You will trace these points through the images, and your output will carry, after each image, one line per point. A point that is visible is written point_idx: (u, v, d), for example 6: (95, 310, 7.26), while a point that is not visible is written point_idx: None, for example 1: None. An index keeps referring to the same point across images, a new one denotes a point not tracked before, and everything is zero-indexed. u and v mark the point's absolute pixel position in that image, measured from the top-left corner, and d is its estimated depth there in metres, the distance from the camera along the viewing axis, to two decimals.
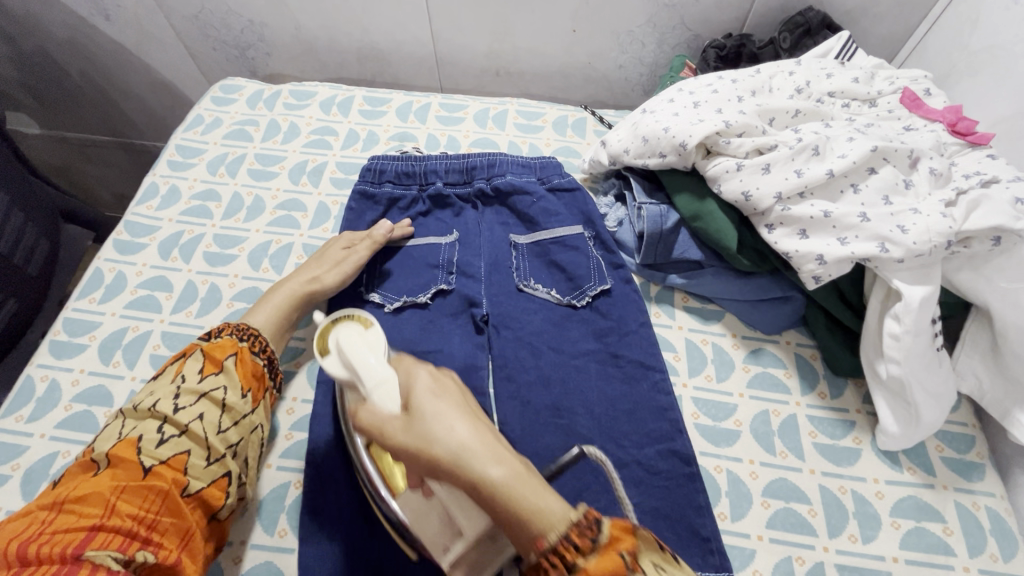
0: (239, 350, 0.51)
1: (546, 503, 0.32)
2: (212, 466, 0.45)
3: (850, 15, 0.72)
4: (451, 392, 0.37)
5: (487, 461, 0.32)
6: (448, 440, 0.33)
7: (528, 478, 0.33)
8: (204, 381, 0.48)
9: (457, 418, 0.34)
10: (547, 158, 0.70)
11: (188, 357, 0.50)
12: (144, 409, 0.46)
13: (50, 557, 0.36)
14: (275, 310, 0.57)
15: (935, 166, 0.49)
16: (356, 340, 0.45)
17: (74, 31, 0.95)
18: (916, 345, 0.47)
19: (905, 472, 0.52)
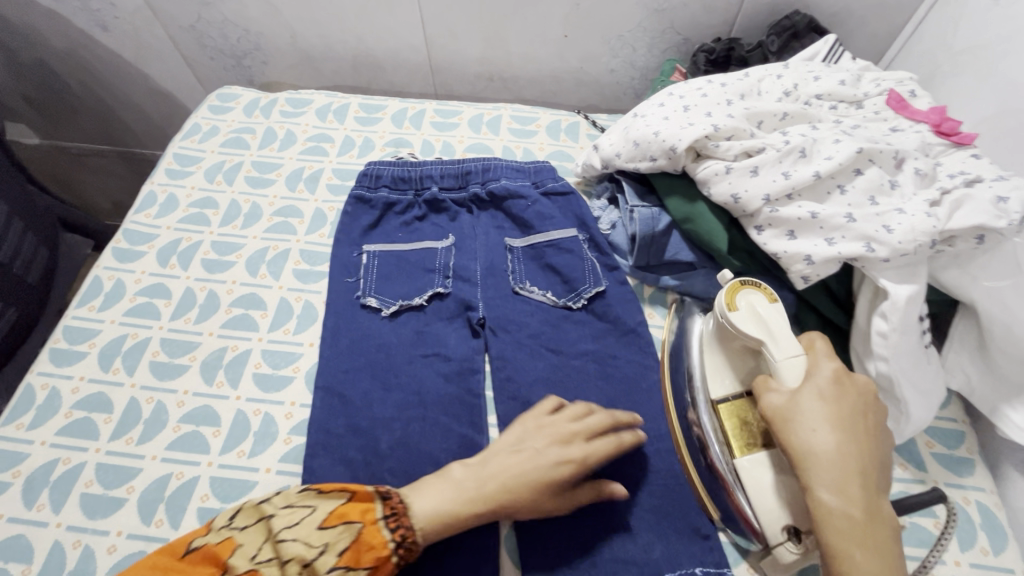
0: (382, 559, 0.44)
1: (857, 554, 0.38)
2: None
3: (836, 18, 0.73)
4: (844, 408, 0.42)
5: (826, 484, 0.40)
6: (812, 439, 0.41)
7: (863, 528, 0.38)
8: (332, 575, 0.42)
9: (824, 426, 0.41)
10: (542, 163, 0.71)
11: (348, 524, 0.44)
12: (281, 553, 0.42)
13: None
14: (443, 502, 0.47)
15: (919, 166, 0.51)
16: (770, 311, 0.48)
17: (71, 42, 0.96)
18: (903, 343, 0.48)
19: (896, 468, 0.53)
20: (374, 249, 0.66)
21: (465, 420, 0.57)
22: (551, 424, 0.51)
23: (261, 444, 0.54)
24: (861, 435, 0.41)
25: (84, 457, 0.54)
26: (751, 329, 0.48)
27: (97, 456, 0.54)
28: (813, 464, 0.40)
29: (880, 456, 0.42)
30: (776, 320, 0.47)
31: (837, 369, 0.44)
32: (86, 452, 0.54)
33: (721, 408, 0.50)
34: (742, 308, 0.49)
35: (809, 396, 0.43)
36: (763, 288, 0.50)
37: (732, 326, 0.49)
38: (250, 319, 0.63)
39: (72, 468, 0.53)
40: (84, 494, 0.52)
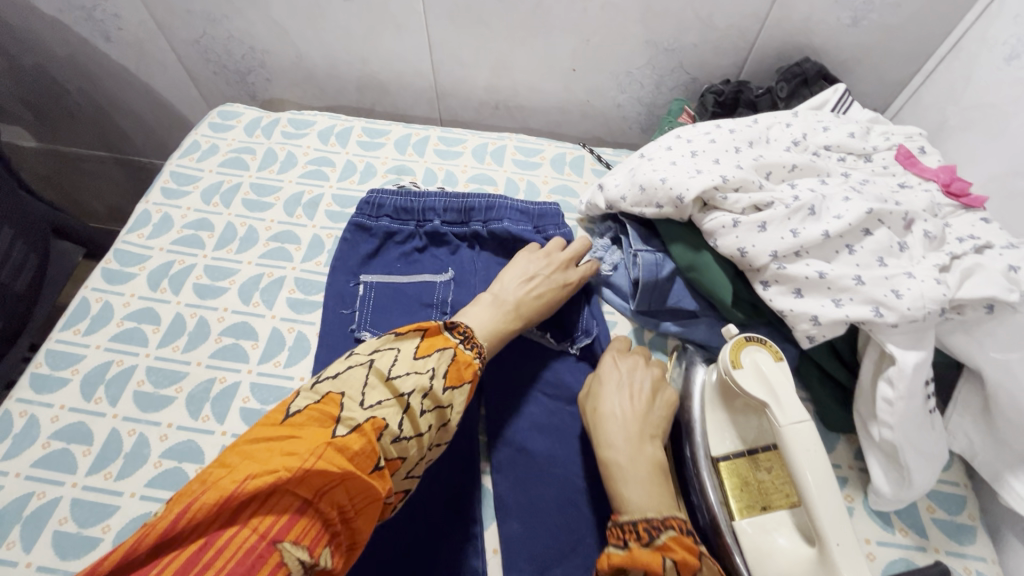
0: (474, 377, 0.50)
1: (631, 492, 0.47)
2: (401, 480, 0.45)
3: (845, 66, 0.73)
4: (636, 386, 0.54)
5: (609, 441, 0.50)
6: (600, 408, 0.53)
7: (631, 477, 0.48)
8: (445, 392, 0.47)
9: (618, 396, 0.53)
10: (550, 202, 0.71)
11: (442, 351, 0.48)
12: (393, 386, 0.44)
13: (257, 523, 0.35)
14: (484, 319, 0.56)
15: (929, 229, 0.50)
16: (778, 373, 0.47)
17: (73, 49, 0.94)
18: (909, 410, 0.47)
19: (897, 533, 0.51)
20: (371, 279, 0.64)
21: (456, 465, 0.55)
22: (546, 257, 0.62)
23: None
24: (644, 405, 0.52)
25: (59, 491, 0.52)
26: (757, 388, 0.47)
27: (73, 491, 0.52)
28: (603, 424, 0.51)
29: (653, 418, 0.52)
30: (780, 383, 0.46)
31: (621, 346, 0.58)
32: (61, 487, 0.52)
33: (722, 466, 0.50)
34: (749, 366, 0.48)
35: (597, 377, 0.56)
36: (768, 344, 0.49)
37: (732, 381, 0.48)
38: (241, 348, 0.61)
39: (46, 504, 0.51)
40: (57, 532, 0.50)
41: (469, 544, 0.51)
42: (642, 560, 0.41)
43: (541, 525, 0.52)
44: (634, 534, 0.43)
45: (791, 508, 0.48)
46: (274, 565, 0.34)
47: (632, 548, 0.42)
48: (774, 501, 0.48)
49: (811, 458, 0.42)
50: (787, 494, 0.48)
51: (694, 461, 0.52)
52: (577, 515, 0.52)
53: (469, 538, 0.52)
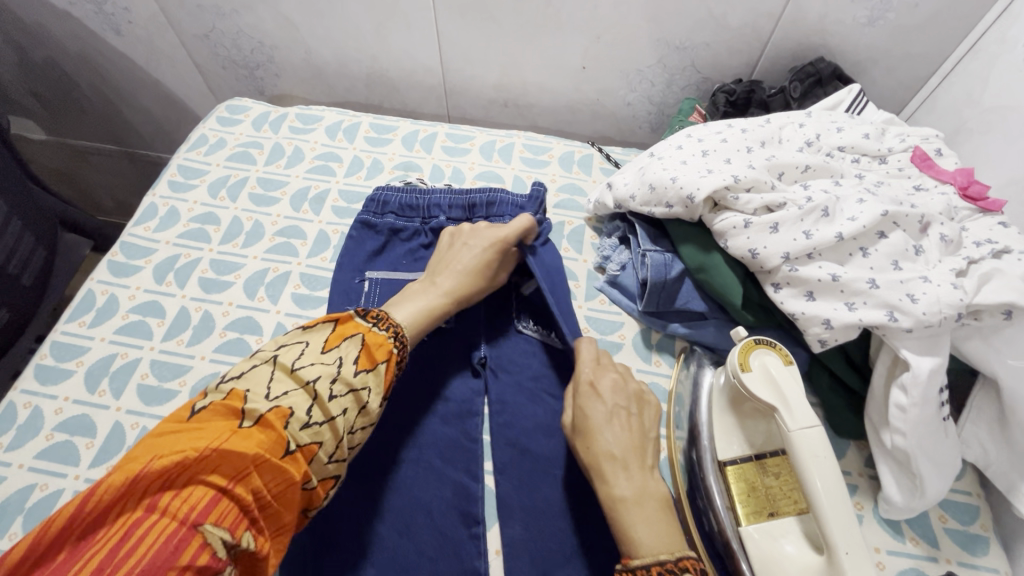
0: (391, 356, 0.48)
1: (640, 533, 0.42)
2: (329, 465, 0.43)
3: (860, 66, 0.72)
4: (625, 411, 0.49)
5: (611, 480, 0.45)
6: (593, 446, 0.47)
7: (641, 515, 0.43)
8: (357, 375, 0.45)
9: (609, 427, 0.48)
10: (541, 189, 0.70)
11: (351, 338, 0.47)
12: (299, 378, 0.43)
13: (175, 512, 0.33)
14: (417, 305, 0.54)
15: (945, 232, 0.49)
16: (787, 376, 0.46)
17: (83, 43, 0.94)
18: (922, 417, 0.46)
19: (908, 543, 0.50)
20: (376, 276, 0.64)
21: (459, 465, 0.55)
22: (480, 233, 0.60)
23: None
24: (635, 431, 0.48)
25: (62, 483, 0.52)
26: (766, 391, 0.46)
27: (75, 484, 0.52)
28: (597, 462, 0.46)
29: (643, 444, 0.48)
30: (790, 385, 0.45)
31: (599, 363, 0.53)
32: (64, 479, 0.52)
33: (730, 471, 0.49)
34: (758, 369, 0.47)
35: (580, 407, 0.50)
36: (777, 348, 0.48)
37: (741, 385, 0.47)
38: (244, 343, 0.61)
39: (49, 495, 0.51)
40: None
41: (471, 545, 0.51)
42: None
43: (545, 527, 0.51)
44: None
45: (799, 514, 0.47)
46: (197, 548, 0.33)
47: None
48: (782, 507, 0.47)
49: (820, 464, 0.41)
50: (795, 501, 0.48)
51: (701, 464, 0.51)
52: (581, 518, 0.51)
53: (471, 539, 0.51)
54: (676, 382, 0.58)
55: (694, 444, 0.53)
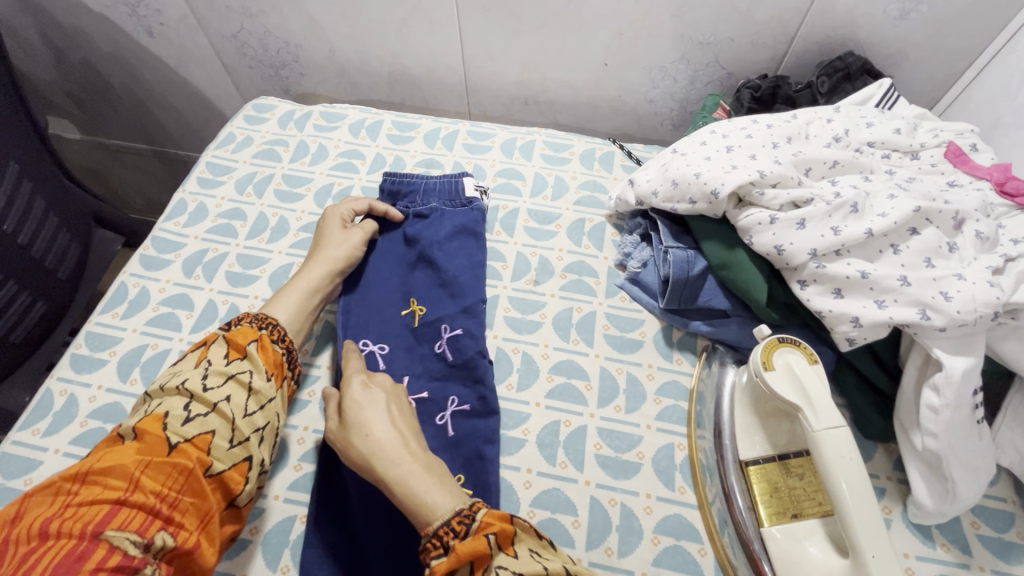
0: (260, 337, 0.52)
1: (433, 497, 0.44)
2: (235, 449, 0.46)
3: (892, 60, 0.70)
4: (397, 405, 0.51)
5: (388, 464, 0.46)
6: (369, 435, 0.47)
7: (427, 481, 0.45)
8: (230, 364, 0.50)
9: (381, 424, 0.48)
10: (416, 181, 0.69)
11: (214, 342, 0.51)
12: (171, 388, 0.47)
13: (70, 532, 0.38)
14: (291, 300, 0.57)
15: (981, 229, 0.47)
16: (813, 376, 0.45)
17: (117, 45, 0.97)
18: (956, 419, 0.44)
19: (938, 549, 0.49)
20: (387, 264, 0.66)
21: None
22: (330, 226, 0.64)
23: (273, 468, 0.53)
24: (404, 418, 0.50)
25: None
26: (790, 391, 0.45)
27: None
28: (373, 455, 0.47)
29: (408, 424, 0.50)
30: (816, 386, 0.44)
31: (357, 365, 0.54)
32: None
33: (752, 472, 0.49)
34: (783, 370, 0.46)
35: (355, 406, 0.50)
36: (802, 347, 0.47)
37: (766, 385, 0.46)
38: None
39: None
40: None
41: None
42: (474, 552, 0.40)
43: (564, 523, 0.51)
44: (453, 533, 0.41)
45: (823, 516, 0.46)
46: (105, 552, 0.38)
47: (455, 547, 0.40)
48: (805, 509, 0.46)
49: (845, 465, 0.40)
50: (820, 503, 0.46)
51: (722, 463, 0.51)
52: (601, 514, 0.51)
53: None
54: (697, 381, 0.57)
55: (715, 445, 0.52)
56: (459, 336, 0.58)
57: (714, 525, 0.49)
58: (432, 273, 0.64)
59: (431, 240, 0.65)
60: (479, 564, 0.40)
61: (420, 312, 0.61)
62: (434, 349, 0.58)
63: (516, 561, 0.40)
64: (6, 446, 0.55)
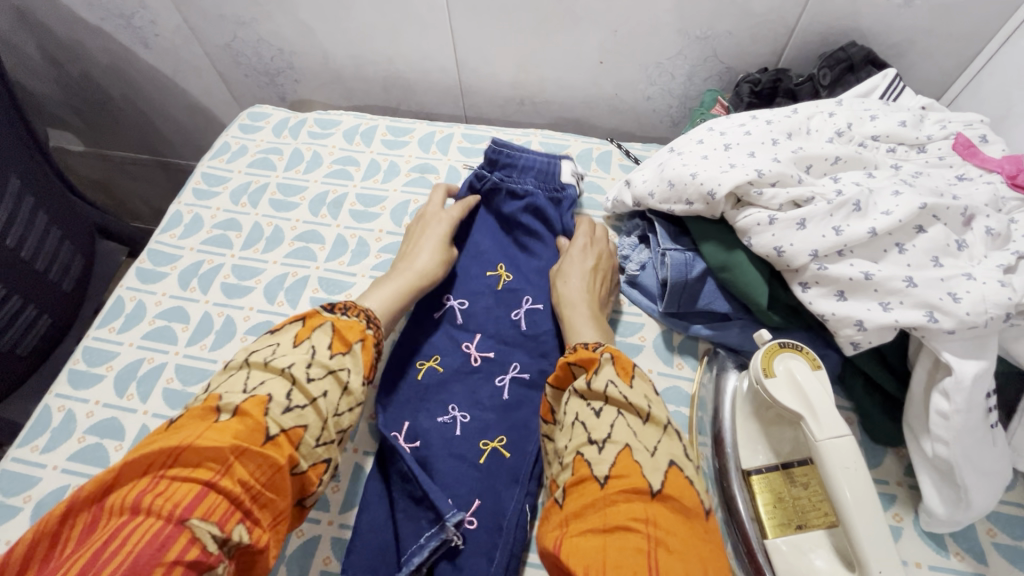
0: (364, 336, 0.50)
1: (584, 334, 0.53)
2: (318, 448, 0.43)
3: (897, 49, 0.67)
4: (597, 262, 0.61)
5: (572, 300, 0.57)
6: (565, 282, 0.58)
7: (595, 324, 0.55)
8: (333, 358, 0.46)
9: (576, 278, 0.58)
10: (515, 154, 0.67)
11: (321, 326, 0.47)
12: (274, 367, 0.43)
13: (160, 511, 0.35)
14: (388, 295, 0.57)
15: (991, 225, 0.45)
16: (815, 383, 0.43)
17: (114, 57, 0.98)
18: (968, 425, 0.43)
19: (953, 558, 0.47)
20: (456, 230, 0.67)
21: None
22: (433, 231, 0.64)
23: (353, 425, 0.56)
24: (593, 274, 0.59)
25: None
26: (793, 399, 0.43)
27: None
28: (562, 292, 0.58)
29: (602, 287, 0.59)
30: (818, 393, 0.42)
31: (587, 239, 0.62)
32: None
33: (755, 481, 0.47)
34: (784, 376, 0.44)
35: (562, 276, 0.59)
36: (804, 351, 0.46)
37: (768, 393, 0.44)
38: None
39: None
40: None
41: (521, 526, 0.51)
42: (587, 358, 0.46)
43: None
44: (581, 347, 0.48)
45: (828, 528, 0.44)
46: (185, 542, 0.34)
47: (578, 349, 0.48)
48: (811, 520, 0.45)
49: (850, 476, 0.39)
50: (825, 513, 0.45)
51: (724, 472, 0.49)
52: None
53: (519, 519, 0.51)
54: (699, 386, 0.56)
55: (718, 452, 0.50)
56: (539, 310, 0.61)
57: None
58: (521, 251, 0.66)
59: (526, 227, 0.66)
60: (589, 365, 0.45)
61: (505, 277, 0.64)
62: (511, 315, 0.61)
63: (627, 389, 0.43)
64: (6, 463, 0.55)
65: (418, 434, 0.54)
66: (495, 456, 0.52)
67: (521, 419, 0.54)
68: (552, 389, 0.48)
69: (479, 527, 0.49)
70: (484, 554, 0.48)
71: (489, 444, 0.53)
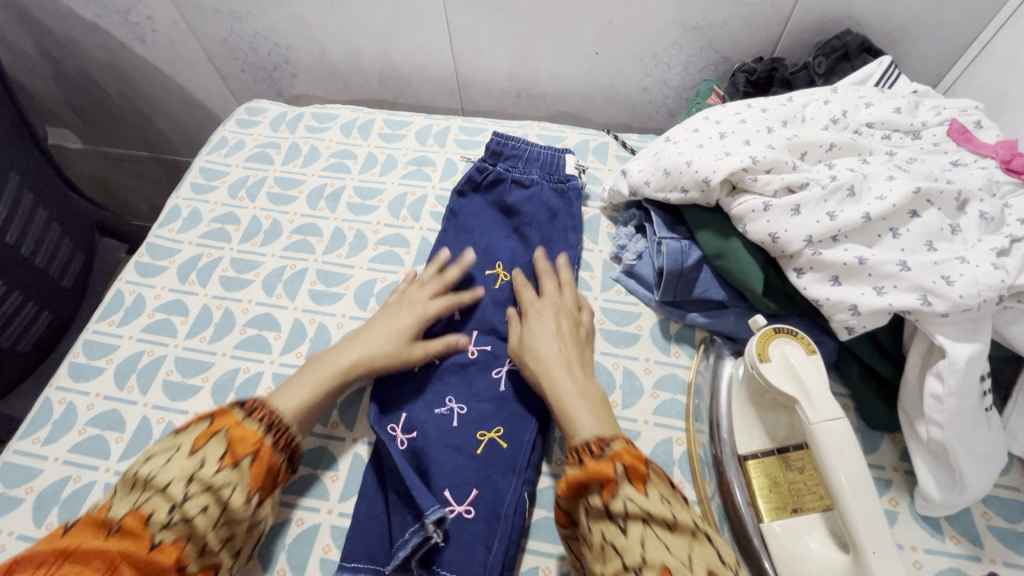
0: (263, 445, 0.45)
1: (581, 419, 0.47)
2: (205, 563, 0.40)
3: (892, 37, 0.67)
4: (563, 332, 0.55)
5: (555, 373, 0.51)
6: (539, 355, 0.53)
7: (587, 401, 0.49)
8: (221, 473, 0.42)
9: (551, 343, 0.54)
10: (521, 147, 0.70)
11: (217, 434, 0.43)
12: (158, 484, 0.40)
13: None
14: (303, 392, 0.51)
15: (985, 209, 0.45)
16: (809, 367, 0.43)
17: (111, 53, 0.98)
18: (962, 408, 0.43)
19: (948, 542, 0.47)
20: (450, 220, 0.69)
21: None
22: (406, 301, 0.59)
23: (350, 416, 0.57)
24: (568, 345, 0.54)
25: (94, 476, 0.54)
26: (787, 383, 0.43)
27: (106, 476, 0.54)
28: (541, 372, 0.52)
29: (575, 352, 0.54)
30: (813, 377, 0.43)
31: (557, 305, 0.58)
32: (96, 471, 0.54)
33: (751, 466, 0.48)
34: (779, 361, 0.45)
35: (524, 333, 0.55)
36: (799, 336, 0.46)
37: (762, 377, 0.45)
38: (264, 340, 0.62)
39: (82, 486, 0.53)
40: None
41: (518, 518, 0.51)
42: (605, 469, 0.41)
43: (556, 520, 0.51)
44: (591, 450, 0.43)
45: (824, 511, 0.45)
46: None
47: (586, 461, 0.42)
48: (806, 503, 0.45)
49: (843, 458, 0.39)
50: (820, 497, 0.45)
51: (719, 458, 0.50)
52: None
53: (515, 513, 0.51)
54: (695, 373, 0.56)
55: (713, 438, 0.51)
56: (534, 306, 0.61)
57: (714, 521, 0.48)
58: (522, 243, 0.67)
59: (529, 214, 0.67)
60: (607, 486, 0.40)
61: (503, 276, 0.63)
62: (507, 312, 0.61)
63: (647, 500, 0.39)
64: (8, 455, 0.56)
65: (415, 426, 0.54)
66: (492, 447, 0.52)
67: (517, 409, 0.55)
68: (562, 498, 0.43)
69: (476, 516, 0.49)
70: (482, 542, 0.48)
71: (486, 435, 0.53)
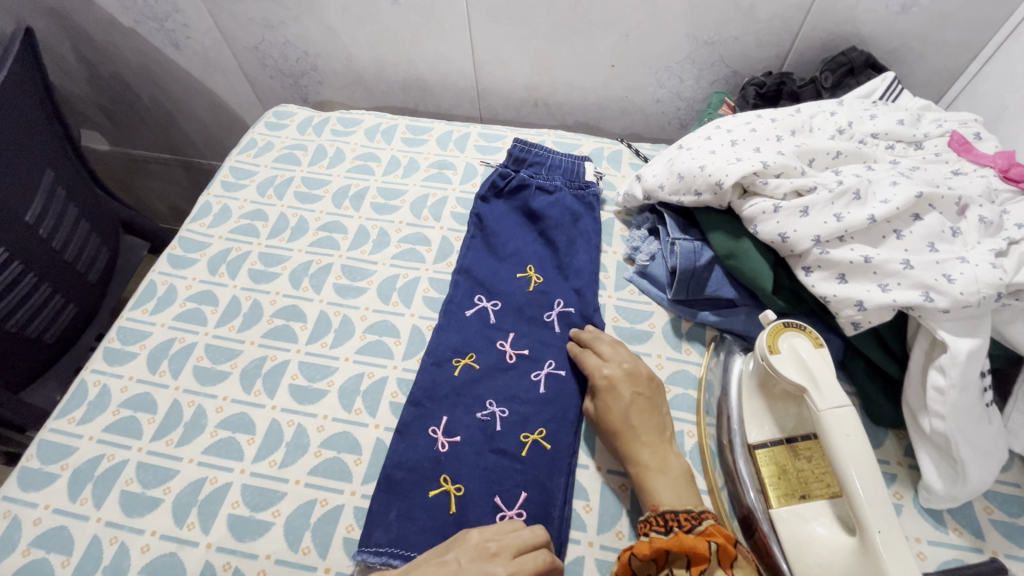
0: None
1: (662, 492, 0.48)
2: None
3: (895, 55, 0.71)
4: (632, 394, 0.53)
5: (630, 444, 0.51)
6: (611, 421, 0.53)
7: (664, 473, 0.49)
8: None
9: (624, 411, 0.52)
10: (541, 155, 0.75)
11: None
12: None
13: None
14: None
15: (984, 214, 0.48)
16: (817, 358, 0.46)
17: (146, 59, 1.02)
18: (963, 400, 0.45)
19: (950, 533, 0.49)
20: (473, 222, 0.72)
21: None
22: (483, 533, 0.46)
23: (372, 403, 0.59)
24: (636, 408, 0.52)
25: (126, 455, 0.56)
26: (796, 374, 0.46)
27: (139, 455, 0.56)
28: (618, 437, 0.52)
29: (647, 417, 0.52)
30: (820, 366, 0.45)
31: (621, 367, 0.55)
32: (128, 450, 0.56)
33: (759, 454, 0.50)
34: (790, 355, 0.47)
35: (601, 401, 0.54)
36: (807, 330, 0.48)
37: (773, 370, 0.47)
38: (291, 330, 0.64)
39: (115, 464, 0.55)
40: (124, 492, 0.54)
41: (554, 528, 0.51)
42: (692, 550, 0.41)
43: (570, 506, 0.52)
44: (678, 524, 0.44)
45: (831, 498, 0.47)
46: None
47: (677, 533, 0.43)
48: (813, 490, 0.47)
49: (851, 443, 0.41)
50: (827, 484, 0.47)
51: (729, 448, 0.52)
52: (614, 504, 0.53)
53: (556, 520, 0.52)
54: (706, 369, 0.58)
55: (724, 431, 0.53)
56: (571, 313, 0.63)
57: (724, 510, 0.50)
58: (549, 248, 0.69)
59: (554, 217, 0.70)
60: (698, 564, 0.41)
61: (534, 279, 0.66)
62: (543, 316, 0.63)
63: None
64: (44, 433, 0.58)
65: (436, 417, 0.56)
66: (537, 448, 0.54)
67: (553, 408, 0.57)
68: (636, 556, 0.43)
69: (526, 517, 0.51)
70: None
71: (530, 437, 0.55)
